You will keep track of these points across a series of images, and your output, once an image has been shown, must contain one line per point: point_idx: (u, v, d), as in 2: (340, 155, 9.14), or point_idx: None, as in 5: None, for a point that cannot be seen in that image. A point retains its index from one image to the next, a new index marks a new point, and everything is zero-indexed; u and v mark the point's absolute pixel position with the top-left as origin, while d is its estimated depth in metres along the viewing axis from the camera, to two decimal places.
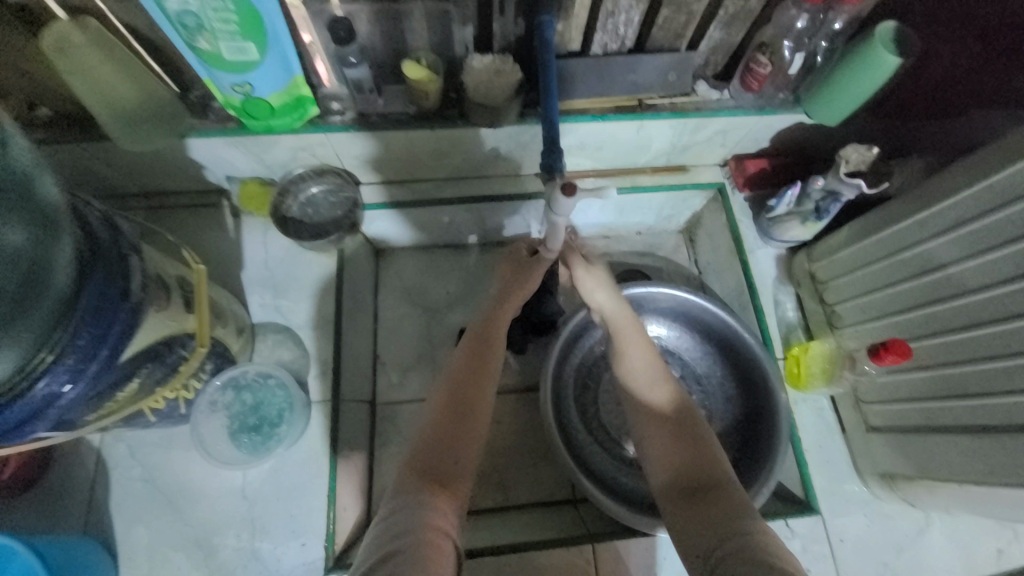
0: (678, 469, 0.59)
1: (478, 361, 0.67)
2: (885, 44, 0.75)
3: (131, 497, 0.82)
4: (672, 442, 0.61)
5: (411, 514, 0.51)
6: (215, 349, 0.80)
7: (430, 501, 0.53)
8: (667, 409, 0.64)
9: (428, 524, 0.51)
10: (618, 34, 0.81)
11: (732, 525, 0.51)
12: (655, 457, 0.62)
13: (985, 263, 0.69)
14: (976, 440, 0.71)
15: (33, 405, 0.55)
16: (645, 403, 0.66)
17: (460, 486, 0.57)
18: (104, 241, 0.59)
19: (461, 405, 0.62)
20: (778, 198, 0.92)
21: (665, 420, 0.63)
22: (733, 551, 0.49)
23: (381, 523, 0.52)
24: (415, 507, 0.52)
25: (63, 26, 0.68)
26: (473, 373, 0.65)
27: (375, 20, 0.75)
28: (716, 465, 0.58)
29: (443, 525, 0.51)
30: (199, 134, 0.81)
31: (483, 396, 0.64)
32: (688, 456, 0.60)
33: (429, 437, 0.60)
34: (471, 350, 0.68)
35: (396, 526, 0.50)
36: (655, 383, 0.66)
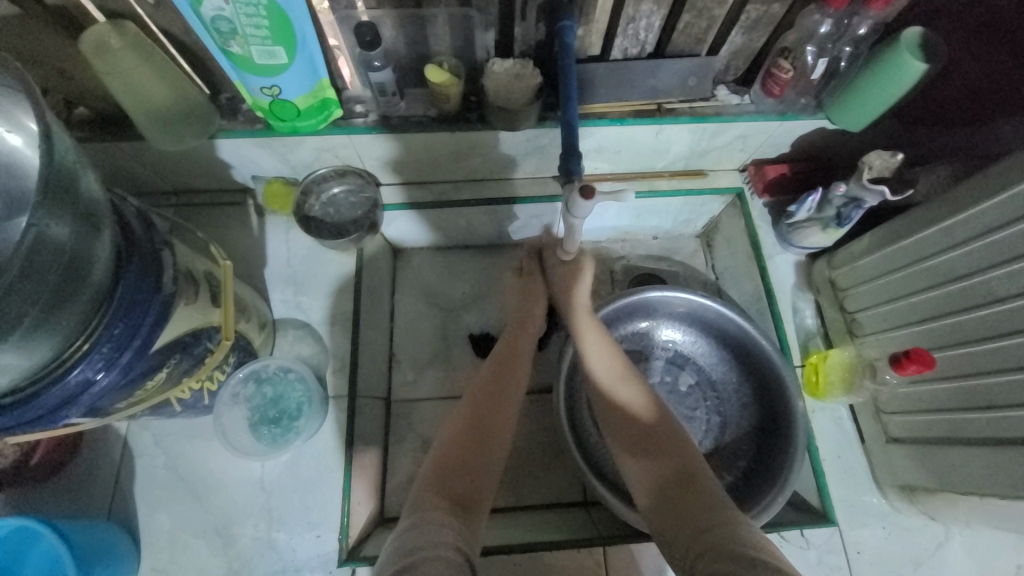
0: (655, 476, 0.63)
1: (496, 397, 0.72)
2: (910, 50, 0.74)
3: (154, 484, 0.85)
4: (649, 450, 0.66)
5: (429, 529, 0.52)
6: (237, 343, 0.82)
7: (447, 519, 0.55)
8: (643, 418, 0.69)
9: (445, 539, 0.52)
10: (638, 38, 0.82)
11: (707, 521, 0.54)
12: (634, 468, 0.66)
13: (1013, 272, 0.67)
14: (1002, 453, 0.69)
15: (69, 391, 0.58)
16: (625, 417, 0.70)
17: (475, 513, 0.59)
18: (139, 237, 0.62)
19: (478, 437, 0.67)
20: (799, 204, 0.91)
21: (640, 431, 0.68)
22: (707, 545, 0.51)
23: (398, 539, 0.53)
24: (434, 522, 0.53)
25: (102, 29, 0.71)
26: (490, 406, 0.71)
27: (399, 26, 0.77)
28: (690, 467, 0.62)
29: (457, 540, 0.52)
30: (227, 134, 0.84)
31: (499, 431, 0.69)
32: (664, 461, 0.64)
33: (448, 462, 0.63)
34: (487, 386, 0.73)
35: (414, 540, 0.51)
36: (629, 396, 0.72)
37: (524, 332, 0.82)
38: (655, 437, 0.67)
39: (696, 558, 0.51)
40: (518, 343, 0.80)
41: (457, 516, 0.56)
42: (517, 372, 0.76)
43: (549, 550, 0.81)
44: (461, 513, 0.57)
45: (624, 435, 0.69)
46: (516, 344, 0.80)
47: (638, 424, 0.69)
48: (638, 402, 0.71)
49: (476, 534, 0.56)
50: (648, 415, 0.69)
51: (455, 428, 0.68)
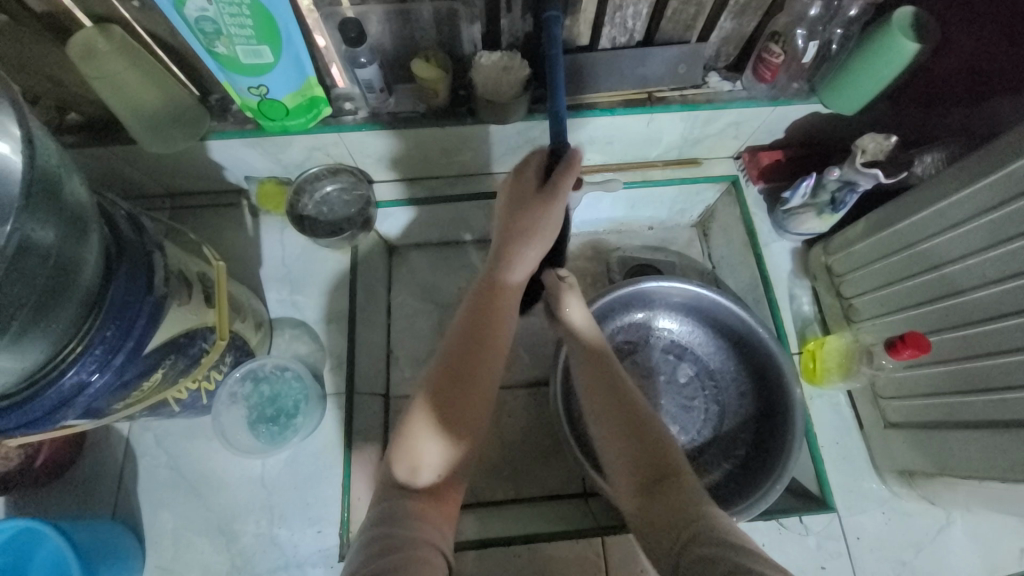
0: (632, 464, 0.63)
1: (468, 374, 0.68)
2: (903, 30, 0.73)
3: (157, 484, 0.86)
4: (627, 436, 0.65)
5: (402, 530, 0.56)
6: (233, 343, 0.82)
7: (422, 518, 0.59)
8: (620, 405, 0.68)
9: (421, 540, 0.56)
10: (627, 27, 0.81)
11: (689, 513, 0.55)
12: (611, 455, 0.66)
13: (1007, 253, 0.66)
14: (996, 435, 0.69)
15: (64, 393, 0.58)
16: (601, 407, 0.69)
17: (450, 500, 0.64)
18: (128, 238, 0.63)
19: (451, 424, 0.65)
20: (793, 190, 0.90)
21: (618, 415, 0.66)
22: (693, 536, 0.53)
23: (367, 537, 0.57)
24: (409, 522, 0.58)
25: (88, 33, 0.71)
26: (464, 387, 0.67)
27: (385, 21, 0.77)
28: (670, 457, 0.63)
29: (434, 539, 0.57)
30: (218, 135, 0.84)
31: (474, 416, 0.67)
32: (643, 453, 0.63)
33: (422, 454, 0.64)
34: (460, 363, 0.68)
35: (388, 540, 0.55)
36: (609, 380, 0.70)
37: (502, 290, 0.73)
38: (636, 424, 0.66)
39: (683, 548, 0.52)
40: (496, 307, 0.72)
41: (432, 508, 0.61)
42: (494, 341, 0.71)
43: (547, 542, 0.81)
44: (435, 500, 0.62)
45: (601, 420, 0.67)
46: (490, 304, 0.72)
47: (615, 407, 0.67)
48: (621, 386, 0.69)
49: (451, 524, 0.62)
50: (632, 401, 0.68)
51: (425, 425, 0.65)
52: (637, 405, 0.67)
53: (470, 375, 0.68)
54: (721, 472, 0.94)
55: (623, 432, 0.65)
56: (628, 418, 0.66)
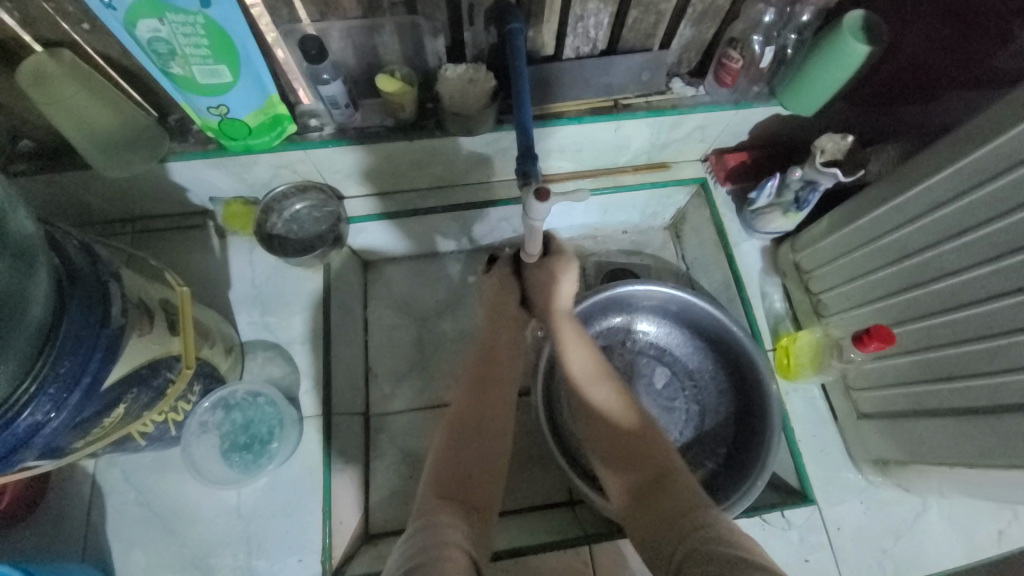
0: (634, 477, 0.64)
1: (492, 388, 0.70)
2: (854, 34, 0.76)
3: (127, 522, 0.83)
4: (624, 452, 0.66)
5: (436, 532, 0.53)
6: (202, 370, 0.80)
7: (454, 521, 0.55)
8: (622, 419, 0.68)
9: (452, 541, 0.52)
10: (589, 36, 0.82)
11: (686, 522, 0.55)
12: (610, 471, 0.67)
13: (963, 245, 0.69)
14: (962, 422, 0.71)
15: (18, 435, 0.56)
16: (604, 424, 0.69)
17: (482, 512, 0.59)
18: (81, 269, 0.60)
19: (480, 432, 0.65)
20: (759, 191, 0.93)
21: (614, 431, 0.68)
22: (692, 548, 0.52)
23: (407, 542, 0.53)
24: (440, 525, 0.53)
25: (37, 57, 0.69)
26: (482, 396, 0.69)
27: (346, 36, 0.76)
28: (667, 467, 0.63)
29: (464, 542, 0.53)
30: (178, 157, 0.81)
31: (497, 424, 0.67)
32: (642, 465, 0.64)
33: (445, 464, 0.62)
34: (477, 383, 0.70)
35: (420, 544, 0.52)
36: (601, 394, 0.71)
37: (508, 327, 0.77)
38: (633, 440, 0.66)
39: (682, 559, 0.52)
40: (502, 342, 0.76)
41: (465, 516, 0.56)
42: (507, 365, 0.74)
43: (535, 554, 0.80)
44: (469, 513, 0.57)
45: (600, 440, 0.69)
46: (499, 338, 0.76)
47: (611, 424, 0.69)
48: (614, 400, 0.70)
49: (484, 535, 0.57)
50: (629, 420, 0.68)
51: (448, 433, 0.66)
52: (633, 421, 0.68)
53: (489, 387, 0.70)
54: (704, 472, 0.95)
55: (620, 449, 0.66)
56: (625, 434, 0.67)
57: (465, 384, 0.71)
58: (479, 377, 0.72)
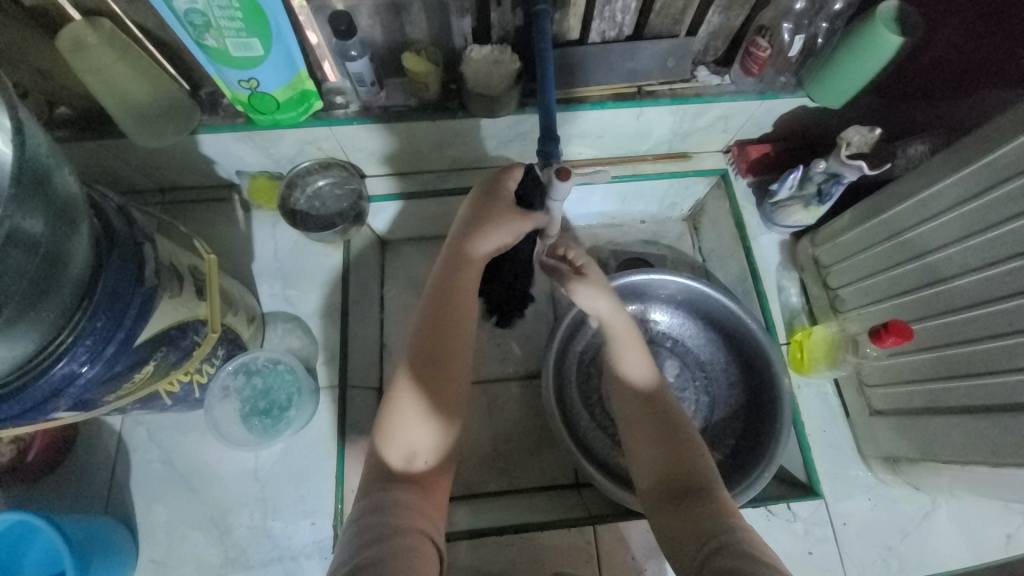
0: (664, 469, 0.65)
1: (440, 373, 0.66)
2: (887, 23, 0.75)
3: (150, 478, 0.86)
4: (656, 445, 0.66)
5: (392, 516, 0.56)
6: (226, 336, 0.83)
7: (411, 503, 0.58)
8: (658, 407, 0.69)
9: (411, 527, 0.55)
10: (616, 21, 0.82)
11: (714, 522, 0.57)
12: (640, 459, 0.67)
13: (988, 241, 0.68)
14: (978, 420, 0.70)
15: (54, 384, 0.59)
16: (638, 412, 0.69)
17: (434, 484, 0.62)
18: (118, 230, 0.63)
19: (433, 409, 0.64)
20: (781, 182, 0.91)
21: (648, 418, 0.68)
22: (717, 548, 0.54)
23: (353, 524, 0.57)
24: (396, 510, 0.56)
25: (77, 25, 0.71)
26: (435, 362, 0.66)
27: (375, 14, 0.77)
28: (699, 465, 0.64)
29: (426, 527, 0.56)
30: (209, 130, 0.84)
31: (449, 400, 0.66)
32: (673, 458, 0.65)
33: (402, 449, 0.63)
34: (427, 347, 0.66)
35: (380, 528, 0.54)
36: (639, 385, 0.72)
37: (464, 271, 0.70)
38: (665, 434, 0.67)
39: (707, 556, 0.54)
40: (450, 318, 0.68)
41: (421, 497, 0.60)
42: (460, 336, 0.68)
43: (541, 531, 0.82)
44: (422, 491, 0.61)
45: (632, 425, 0.69)
46: (448, 299, 0.68)
47: (647, 412, 0.69)
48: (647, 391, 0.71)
49: (441, 510, 0.61)
50: (664, 409, 0.69)
51: (403, 405, 0.64)
52: (668, 416, 0.68)
53: (442, 356, 0.66)
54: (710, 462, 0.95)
55: (652, 436, 0.67)
56: (657, 424, 0.68)
57: (409, 359, 0.66)
58: (429, 345, 0.66)
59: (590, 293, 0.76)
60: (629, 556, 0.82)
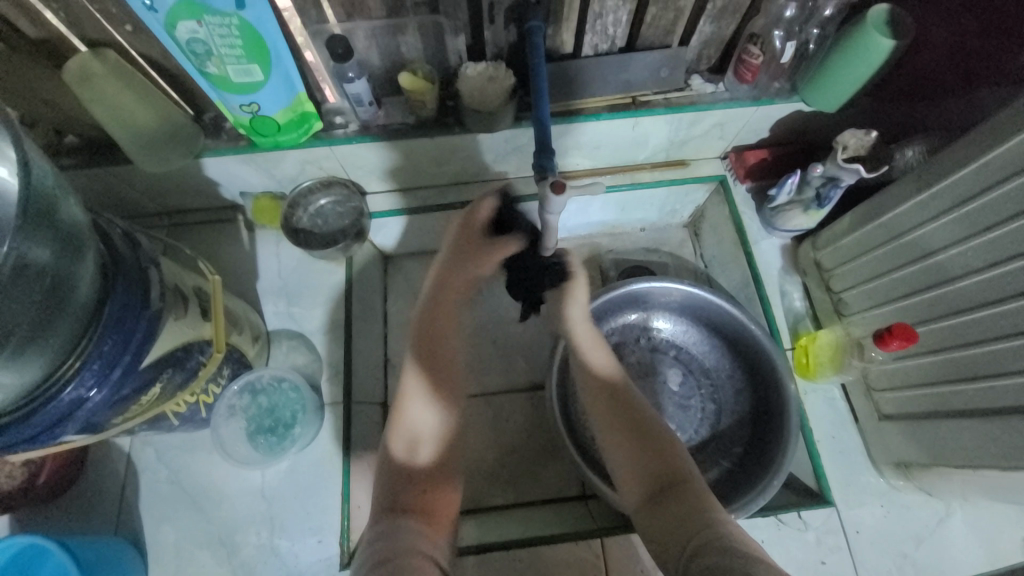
0: (645, 473, 0.65)
1: (435, 397, 0.69)
2: (878, 27, 0.75)
3: (158, 498, 0.87)
4: (634, 449, 0.67)
5: (398, 539, 0.57)
6: (231, 355, 0.84)
7: (417, 526, 0.59)
8: (631, 412, 0.70)
9: (417, 548, 0.56)
10: (608, 34, 0.83)
11: (696, 519, 0.57)
12: (621, 466, 0.67)
13: (989, 241, 0.67)
14: (988, 423, 0.69)
15: (63, 408, 0.60)
16: (611, 418, 0.70)
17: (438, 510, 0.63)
18: (123, 256, 0.64)
19: (428, 435, 0.68)
20: (779, 188, 0.92)
21: (620, 424, 0.69)
22: (701, 544, 0.54)
23: (366, 549, 0.58)
24: (404, 531, 0.58)
25: (84, 57, 0.73)
26: (429, 389, 0.69)
27: (372, 36, 0.79)
28: (678, 463, 0.64)
29: (430, 548, 0.57)
30: (213, 153, 0.86)
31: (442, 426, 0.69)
32: (652, 460, 0.65)
33: (404, 475, 0.64)
34: (419, 373, 0.70)
35: (385, 550, 0.56)
36: (612, 391, 0.73)
37: (449, 304, 0.74)
38: (642, 435, 0.68)
39: (693, 554, 0.54)
40: (439, 347, 0.72)
41: (426, 520, 0.61)
42: (450, 365, 0.72)
43: (548, 545, 0.82)
44: (428, 514, 0.62)
45: (609, 433, 0.70)
46: (434, 330, 0.72)
47: (621, 419, 0.70)
48: (623, 396, 0.72)
49: (449, 534, 0.62)
50: (637, 412, 0.70)
51: (404, 431, 0.67)
52: (642, 420, 0.69)
53: (436, 382, 0.70)
54: (718, 471, 0.94)
55: (634, 438, 0.67)
56: (636, 426, 0.68)
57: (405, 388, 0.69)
58: (421, 375, 0.70)
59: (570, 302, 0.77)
60: (638, 569, 0.81)
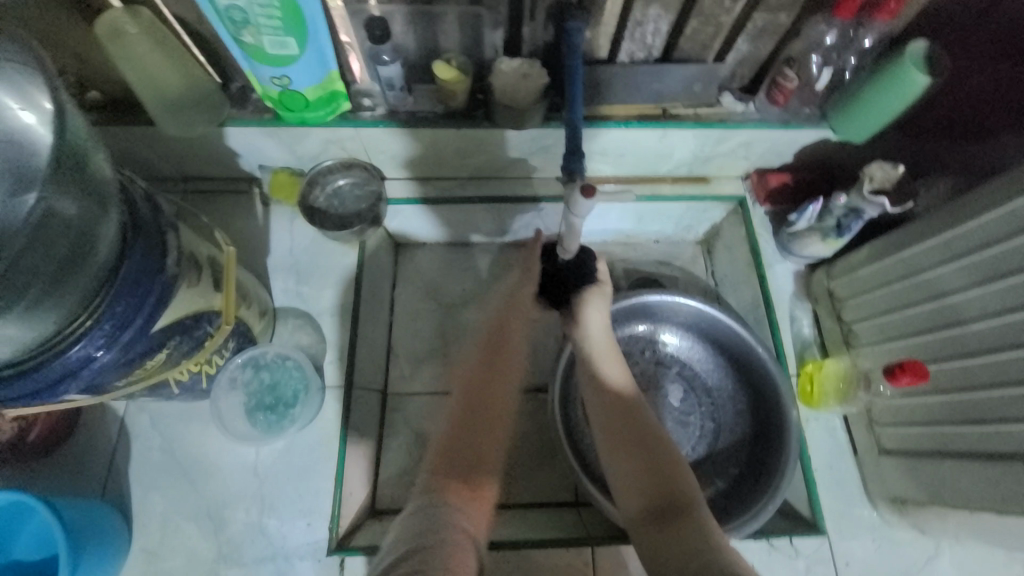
0: (647, 490, 0.64)
1: (496, 373, 0.69)
2: (915, 63, 0.75)
3: (149, 466, 0.86)
4: (638, 466, 0.66)
5: (436, 515, 0.53)
6: (237, 328, 0.83)
7: (459, 503, 0.55)
8: (638, 429, 0.69)
9: (454, 525, 0.53)
10: (645, 43, 0.83)
11: (697, 541, 0.56)
12: (624, 482, 0.67)
13: (1009, 287, 0.68)
14: (990, 466, 0.70)
15: (67, 367, 0.59)
16: (617, 433, 0.70)
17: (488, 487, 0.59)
18: (144, 218, 0.63)
19: (483, 409, 0.66)
20: (800, 213, 0.92)
21: (627, 439, 0.68)
22: (701, 567, 0.53)
23: (407, 519, 0.54)
24: (444, 508, 0.54)
25: (117, 14, 0.72)
26: (491, 370, 0.70)
27: (410, 21, 0.78)
28: (682, 485, 0.63)
29: (468, 526, 0.53)
30: (236, 122, 0.84)
31: (500, 406, 0.67)
32: (656, 479, 0.65)
33: (456, 446, 0.62)
34: (483, 356, 0.71)
35: (423, 525, 0.52)
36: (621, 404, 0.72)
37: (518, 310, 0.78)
38: (647, 453, 0.67)
39: None
40: (504, 338, 0.74)
41: (469, 496, 0.57)
42: (510, 350, 0.73)
43: (538, 549, 0.82)
44: (472, 489, 0.58)
45: (614, 446, 0.69)
46: (501, 326, 0.76)
47: (627, 435, 0.69)
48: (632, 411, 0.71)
49: (488, 515, 0.57)
50: (645, 429, 0.69)
51: (460, 405, 0.66)
52: (650, 438, 0.68)
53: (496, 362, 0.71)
54: (713, 490, 0.94)
55: (639, 455, 0.67)
56: (641, 440, 0.68)
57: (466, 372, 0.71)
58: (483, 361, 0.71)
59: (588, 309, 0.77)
60: None
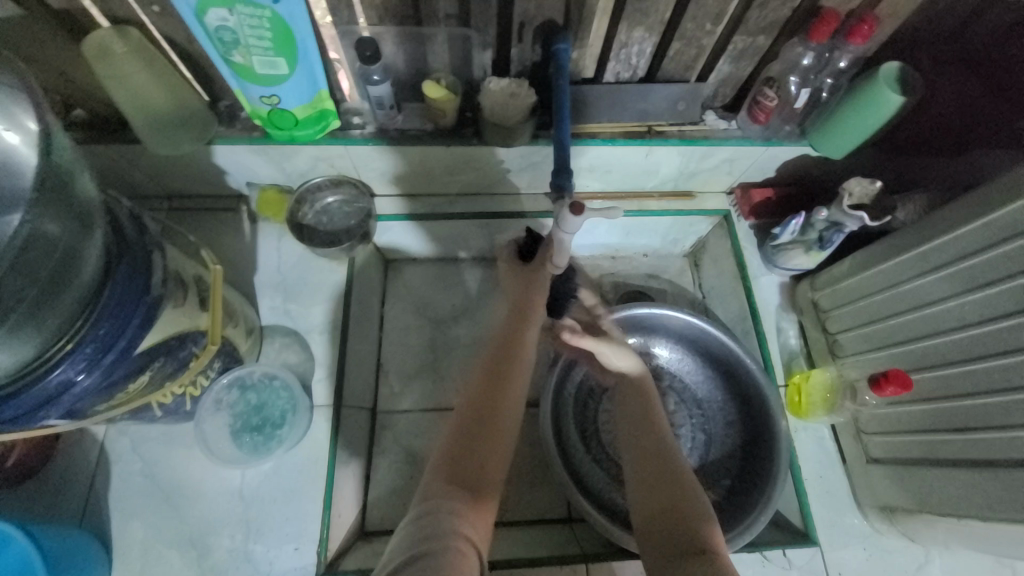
0: (656, 508, 0.63)
1: (503, 381, 0.67)
2: (888, 83, 0.78)
3: (129, 491, 0.83)
4: (650, 484, 0.65)
5: (438, 522, 0.52)
6: (224, 348, 0.81)
7: (461, 510, 0.54)
8: (653, 447, 0.68)
9: (457, 533, 0.51)
10: (630, 63, 0.85)
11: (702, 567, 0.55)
12: (635, 497, 0.65)
13: (986, 297, 0.70)
14: (976, 474, 0.71)
15: (47, 393, 0.57)
16: (634, 448, 0.69)
17: (490, 498, 0.58)
18: (130, 237, 0.62)
19: (488, 419, 0.64)
20: (782, 227, 0.94)
21: (641, 456, 0.67)
22: None
23: (412, 524, 0.53)
24: (446, 514, 0.53)
25: (104, 33, 0.72)
26: (498, 377, 0.68)
27: (400, 42, 0.79)
28: (693, 507, 0.62)
29: (470, 534, 0.52)
30: (224, 141, 0.84)
31: (506, 417, 0.65)
32: (666, 498, 0.63)
33: (459, 455, 0.60)
34: (491, 364, 0.69)
35: (425, 530, 0.51)
36: (638, 421, 0.71)
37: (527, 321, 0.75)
38: (660, 472, 0.65)
39: None
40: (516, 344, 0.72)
41: (471, 506, 0.55)
42: (520, 358, 0.71)
43: (531, 567, 0.80)
44: (474, 500, 0.57)
45: (629, 463, 0.68)
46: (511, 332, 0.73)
47: (643, 452, 0.68)
48: (648, 426, 0.70)
49: (489, 527, 0.56)
50: (659, 446, 0.68)
51: (465, 413, 0.64)
52: (665, 455, 0.67)
53: (501, 369, 0.69)
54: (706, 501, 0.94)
55: (653, 472, 0.65)
56: (654, 459, 0.66)
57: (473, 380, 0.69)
58: (491, 367, 0.69)
59: (608, 337, 0.79)
60: None
